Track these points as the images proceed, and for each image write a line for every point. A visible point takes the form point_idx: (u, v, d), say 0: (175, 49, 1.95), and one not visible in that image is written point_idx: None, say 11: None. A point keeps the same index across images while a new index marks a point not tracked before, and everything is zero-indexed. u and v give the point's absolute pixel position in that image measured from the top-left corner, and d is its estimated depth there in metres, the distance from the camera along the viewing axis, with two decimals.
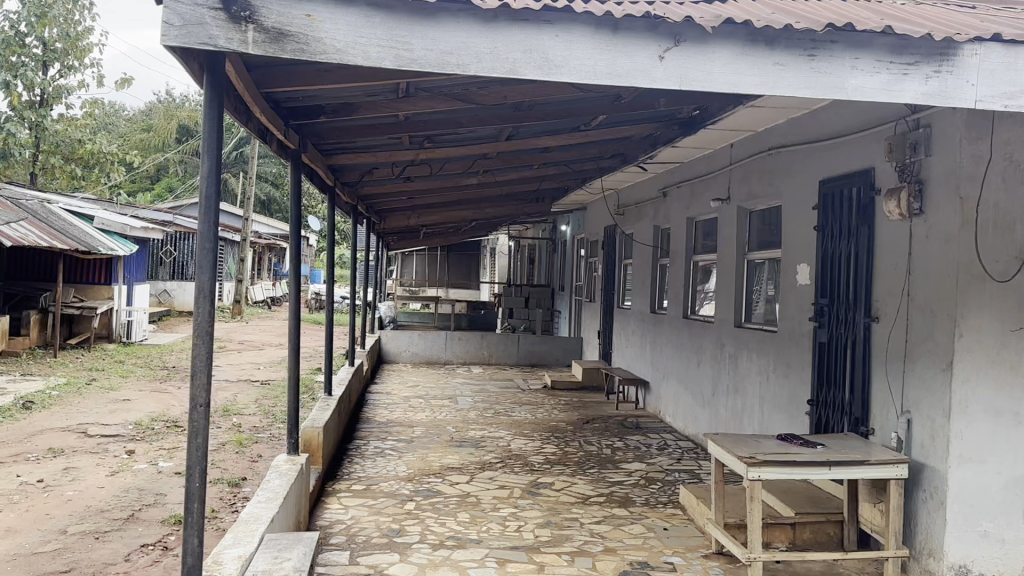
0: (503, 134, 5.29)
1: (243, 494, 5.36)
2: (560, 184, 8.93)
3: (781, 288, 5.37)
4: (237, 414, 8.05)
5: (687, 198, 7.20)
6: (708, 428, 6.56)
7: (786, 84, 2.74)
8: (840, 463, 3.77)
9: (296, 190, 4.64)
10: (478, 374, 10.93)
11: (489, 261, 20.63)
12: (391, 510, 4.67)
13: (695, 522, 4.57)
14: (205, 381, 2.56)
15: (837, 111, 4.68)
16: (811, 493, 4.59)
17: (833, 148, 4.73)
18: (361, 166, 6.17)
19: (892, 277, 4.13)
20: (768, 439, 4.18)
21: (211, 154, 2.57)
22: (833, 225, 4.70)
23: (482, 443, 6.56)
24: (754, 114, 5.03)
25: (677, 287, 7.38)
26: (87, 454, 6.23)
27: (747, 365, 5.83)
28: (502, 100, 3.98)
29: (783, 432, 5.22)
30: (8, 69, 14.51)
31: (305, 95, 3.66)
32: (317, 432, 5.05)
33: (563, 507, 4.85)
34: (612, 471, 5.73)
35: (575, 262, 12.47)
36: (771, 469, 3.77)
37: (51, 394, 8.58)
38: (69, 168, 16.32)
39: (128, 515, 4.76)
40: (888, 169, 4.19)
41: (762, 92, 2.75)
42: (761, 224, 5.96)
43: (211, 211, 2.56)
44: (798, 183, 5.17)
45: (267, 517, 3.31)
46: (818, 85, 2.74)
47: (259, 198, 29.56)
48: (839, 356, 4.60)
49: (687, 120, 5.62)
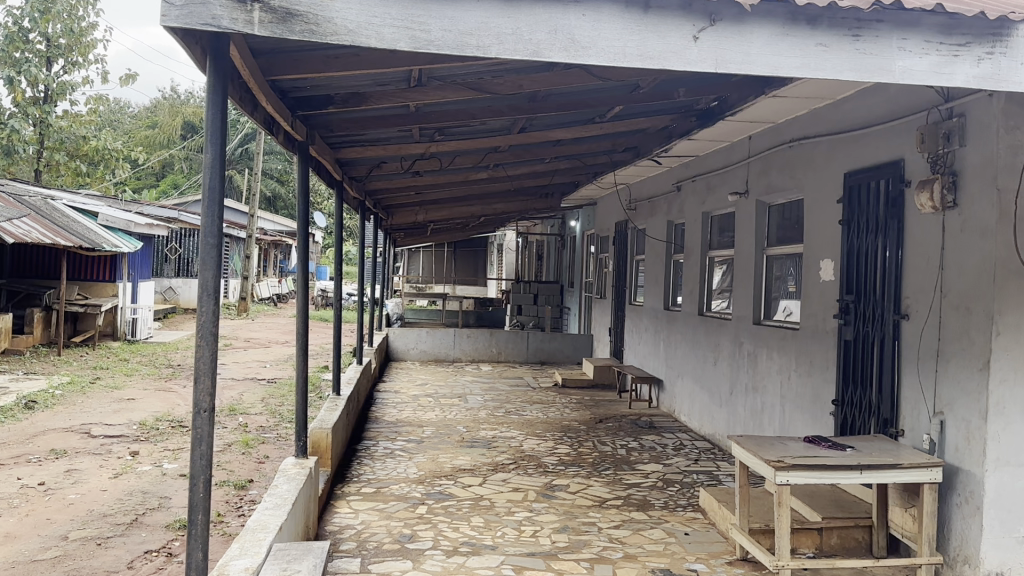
0: (517, 126, 5.13)
1: (249, 497, 5.21)
2: (570, 179, 8.77)
3: (804, 285, 5.20)
4: (243, 414, 7.92)
5: (702, 192, 7.03)
6: (725, 429, 6.40)
7: (829, 66, 2.58)
8: (871, 467, 3.61)
9: (303, 185, 4.48)
10: (488, 372, 10.79)
11: (496, 259, 20.55)
12: (402, 514, 4.52)
13: (717, 527, 4.41)
14: (210, 386, 2.41)
15: (864, 101, 4.53)
16: (837, 497, 4.43)
17: (859, 140, 4.57)
18: (370, 160, 6.01)
19: (924, 273, 3.96)
20: (795, 442, 4.01)
21: (215, 144, 2.42)
22: (860, 219, 4.54)
23: (493, 443, 6.41)
24: (775, 103, 4.87)
25: (692, 283, 7.21)
26: (91, 456, 6.09)
27: (767, 363, 5.67)
28: (518, 89, 3.84)
29: (806, 433, 5.06)
30: (11, 65, 14.41)
31: (313, 83, 3.51)
32: (325, 433, 4.91)
33: (580, 511, 4.70)
34: (629, 473, 5.57)
35: (584, 259, 12.33)
36: (800, 473, 3.62)
37: (54, 393, 8.45)
38: (74, 165, 16.22)
39: (131, 520, 4.61)
40: (919, 160, 4.02)
41: (803, 75, 2.60)
42: (781, 218, 5.79)
43: (215, 203, 2.40)
44: (821, 175, 5.00)
45: (274, 526, 3.16)
46: (864, 68, 2.59)
47: (266, 195, 29.46)
48: (866, 355, 4.43)
49: (704, 111, 5.47)
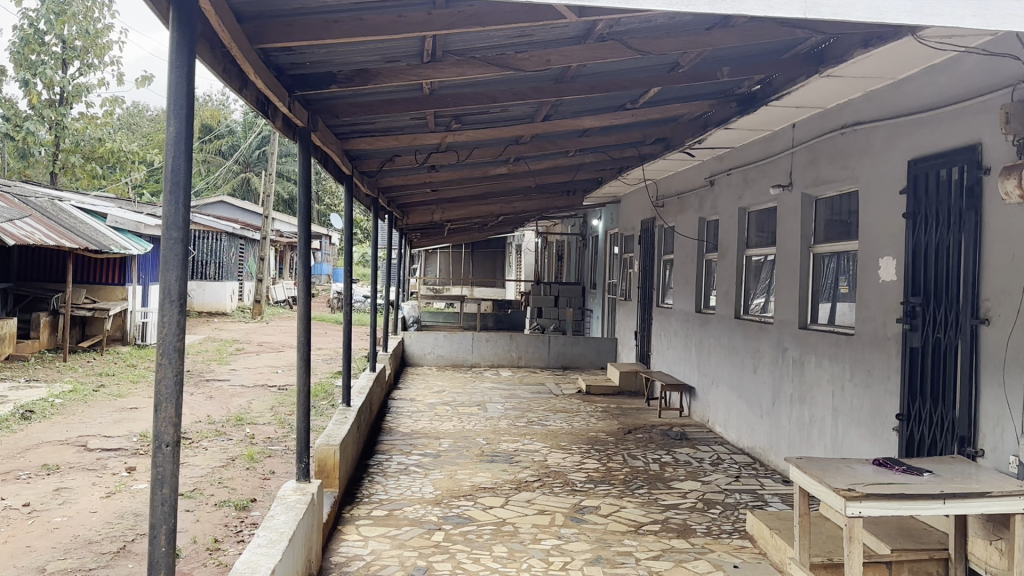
0: (540, 112, 4.67)
1: (250, 520, 4.78)
2: (595, 175, 8.30)
3: (858, 286, 4.72)
4: (250, 424, 7.51)
5: (739, 186, 6.55)
6: (767, 443, 5.90)
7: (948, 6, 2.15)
8: (955, 496, 3.12)
9: (304, 177, 4.03)
10: (507, 378, 10.32)
11: (514, 260, 20.04)
12: (415, 542, 4.06)
13: (769, 558, 3.93)
14: (173, 416, 2.01)
15: (934, 79, 4.03)
16: (904, 524, 3.96)
17: (927, 123, 4.08)
18: (382, 153, 5.55)
19: (1008, 272, 3.46)
20: (862, 465, 3.52)
21: (179, 113, 1.99)
22: (927, 212, 4.04)
23: (516, 458, 5.94)
24: (827, 84, 4.40)
25: (727, 285, 6.73)
26: (84, 472, 5.69)
27: (816, 371, 5.18)
28: (544, 64, 3.39)
29: (865, 451, 4.56)
30: (27, 68, 14.13)
31: (312, 57, 3.07)
32: (332, 449, 4.48)
33: (614, 538, 4.22)
34: (664, 492, 5.07)
35: (608, 260, 11.85)
36: (874, 503, 3.11)
37: (54, 402, 8.08)
38: (90, 168, 15.90)
39: (117, 549, 4.18)
40: (1002, 143, 3.54)
41: (914, 21, 2.14)
42: (830, 213, 5.31)
43: (179, 188, 1.99)
44: (880, 164, 4.52)
45: (265, 569, 2.71)
46: (992, 12, 2.15)
47: (283, 197, 29.29)
48: (938, 365, 3.93)
49: (746, 96, 4.99)
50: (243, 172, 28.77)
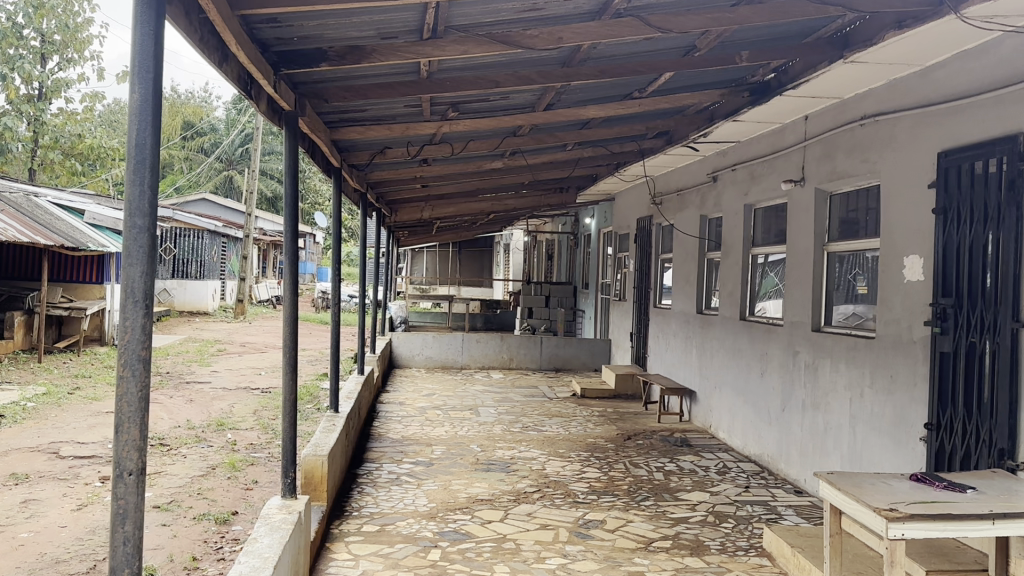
0: (543, 100, 4.37)
1: (232, 535, 4.46)
2: (590, 171, 8.02)
3: (880, 286, 4.46)
4: (232, 430, 7.17)
5: (744, 182, 6.30)
6: (777, 450, 5.63)
7: None
8: (1006, 516, 2.85)
9: (290, 167, 3.71)
10: (499, 381, 9.99)
11: (502, 260, 19.76)
12: (411, 562, 3.77)
13: None
14: (137, 439, 1.83)
15: (969, 65, 3.76)
16: (935, 542, 3.70)
17: (963, 111, 3.80)
18: (373, 143, 5.24)
19: None
20: (897, 480, 3.25)
21: (144, 78, 1.78)
22: (959, 207, 3.78)
23: (513, 466, 5.65)
24: (851, 72, 4.13)
25: (732, 285, 6.47)
26: (55, 481, 5.35)
27: (832, 376, 4.91)
28: (556, 42, 3.10)
29: (889, 462, 4.29)
30: (4, 62, 13.49)
31: (302, 32, 2.79)
32: (320, 461, 4.16)
33: (622, 556, 3.93)
34: (672, 504, 4.79)
35: (601, 260, 11.59)
36: (915, 524, 2.84)
37: (27, 406, 7.71)
38: (69, 164, 15.48)
39: (87, 569, 3.86)
40: None
41: None
42: (845, 211, 5.05)
43: (144, 168, 1.78)
44: (904, 156, 4.26)
45: None
46: None
47: (266, 195, 28.92)
48: (972, 372, 3.66)
49: (760, 85, 4.72)
50: (226, 171, 28.44)
